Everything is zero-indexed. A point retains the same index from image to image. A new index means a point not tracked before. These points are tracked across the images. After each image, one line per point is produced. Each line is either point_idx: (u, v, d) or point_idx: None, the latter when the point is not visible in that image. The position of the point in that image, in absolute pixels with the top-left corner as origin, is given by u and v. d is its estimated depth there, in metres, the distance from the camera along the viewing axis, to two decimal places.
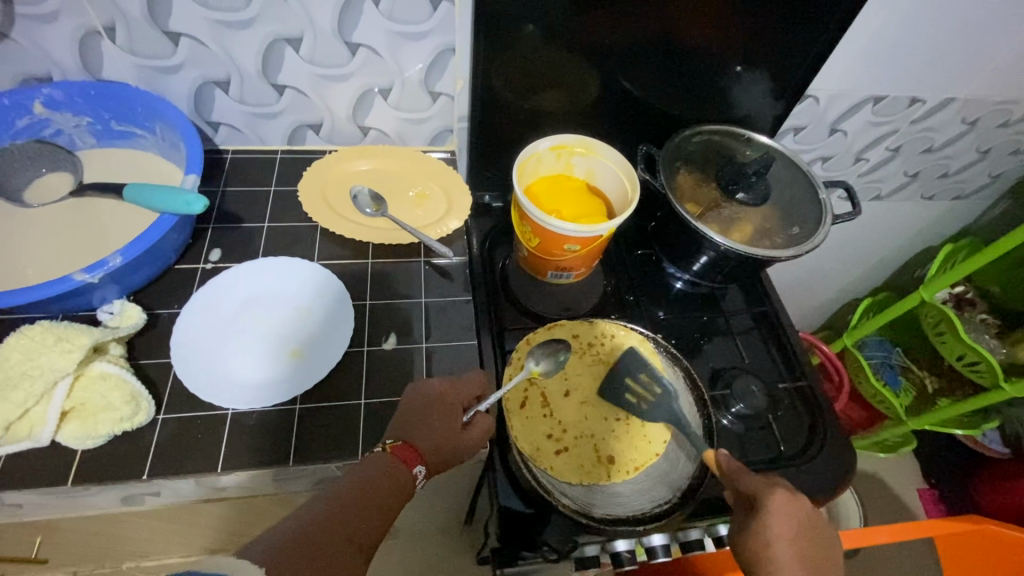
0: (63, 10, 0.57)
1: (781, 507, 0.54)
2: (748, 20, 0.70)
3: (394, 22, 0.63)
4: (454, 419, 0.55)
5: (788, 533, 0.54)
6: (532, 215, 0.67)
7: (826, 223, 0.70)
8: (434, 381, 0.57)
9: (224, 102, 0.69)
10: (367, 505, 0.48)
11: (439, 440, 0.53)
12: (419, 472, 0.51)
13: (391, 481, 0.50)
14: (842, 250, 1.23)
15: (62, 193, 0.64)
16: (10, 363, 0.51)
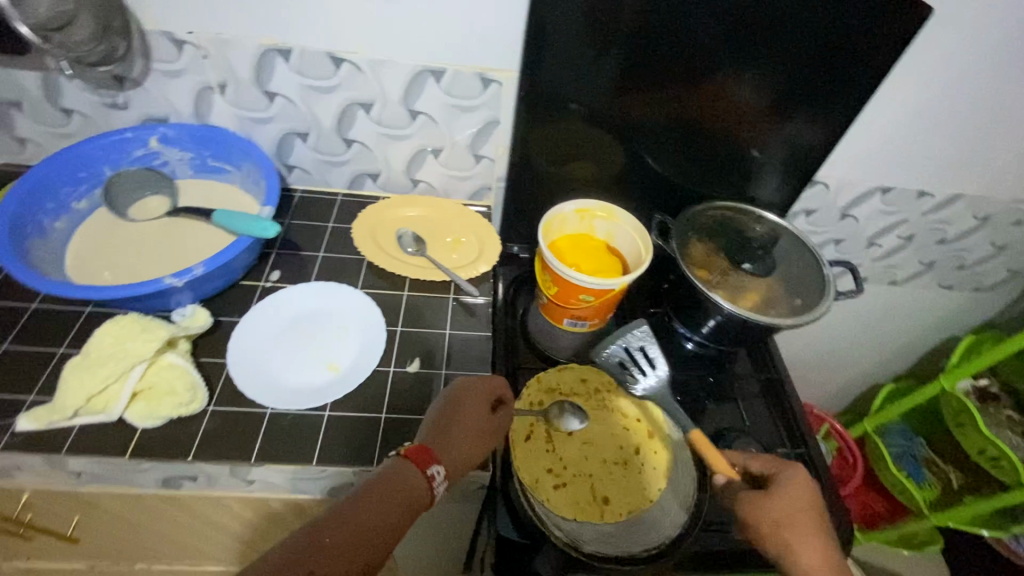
0: (188, 69, 0.71)
1: (800, 480, 0.63)
2: (758, 113, 0.79)
3: (450, 96, 0.75)
4: (470, 426, 0.60)
5: (794, 503, 0.61)
6: (553, 265, 0.76)
7: (829, 298, 0.75)
8: (454, 391, 0.63)
9: (302, 150, 0.82)
10: (360, 531, 0.51)
11: (459, 447, 0.59)
12: (434, 475, 0.56)
13: (404, 494, 0.54)
14: (860, 331, 1.25)
15: (159, 214, 0.75)
16: (102, 344, 0.61)
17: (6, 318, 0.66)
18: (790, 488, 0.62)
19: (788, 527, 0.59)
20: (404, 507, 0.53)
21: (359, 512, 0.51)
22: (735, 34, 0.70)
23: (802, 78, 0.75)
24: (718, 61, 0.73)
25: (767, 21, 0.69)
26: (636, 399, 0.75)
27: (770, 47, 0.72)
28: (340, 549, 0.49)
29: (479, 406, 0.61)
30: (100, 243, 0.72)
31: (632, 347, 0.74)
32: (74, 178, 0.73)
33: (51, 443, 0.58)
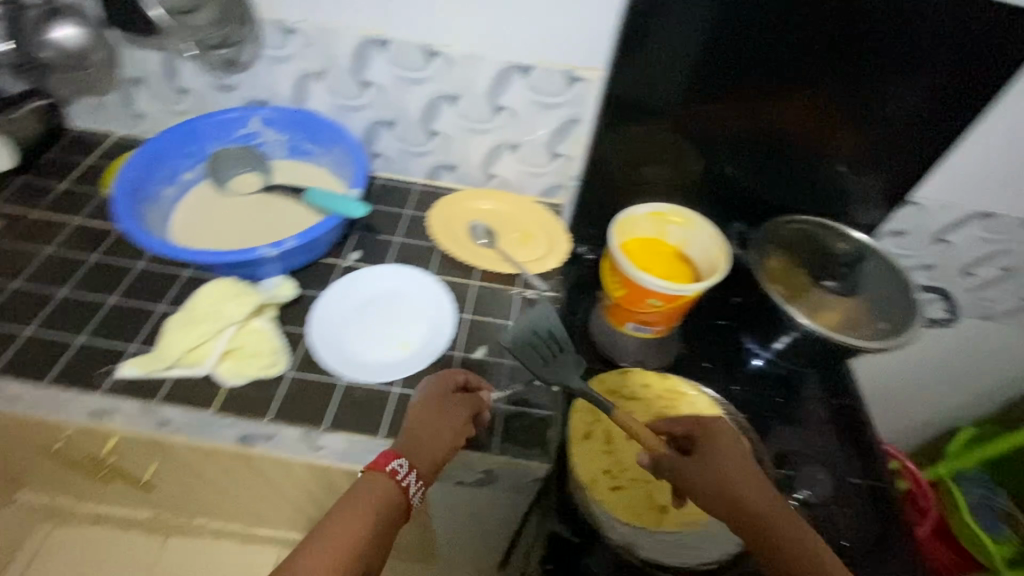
0: (294, 56, 0.76)
1: (725, 435, 0.62)
2: (852, 126, 0.76)
3: (535, 93, 0.76)
4: (433, 418, 0.60)
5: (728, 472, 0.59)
6: (623, 266, 0.75)
7: (918, 323, 0.71)
8: (420, 392, 0.62)
9: (387, 138, 0.85)
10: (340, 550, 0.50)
11: (421, 439, 0.58)
12: (398, 469, 0.55)
13: (378, 499, 0.54)
14: (942, 367, 1.16)
15: (254, 189, 0.81)
16: (205, 302, 0.67)
17: (116, 274, 0.73)
18: (718, 444, 0.61)
19: (737, 489, 0.57)
20: (383, 514, 0.53)
21: (338, 531, 0.51)
22: (837, 42, 0.68)
23: (899, 91, 0.72)
24: (815, 69, 0.71)
25: (865, 29, 0.67)
26: (700, 410, 0.73)
27: (865, 57, 0.69)
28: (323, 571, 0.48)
29: (441, 394, 0.62)
30: (201, 213, 0.78)
31: (541, 330, 0.69)
32: (184, 151, 0.79)
33: (148, 390, 0.63)
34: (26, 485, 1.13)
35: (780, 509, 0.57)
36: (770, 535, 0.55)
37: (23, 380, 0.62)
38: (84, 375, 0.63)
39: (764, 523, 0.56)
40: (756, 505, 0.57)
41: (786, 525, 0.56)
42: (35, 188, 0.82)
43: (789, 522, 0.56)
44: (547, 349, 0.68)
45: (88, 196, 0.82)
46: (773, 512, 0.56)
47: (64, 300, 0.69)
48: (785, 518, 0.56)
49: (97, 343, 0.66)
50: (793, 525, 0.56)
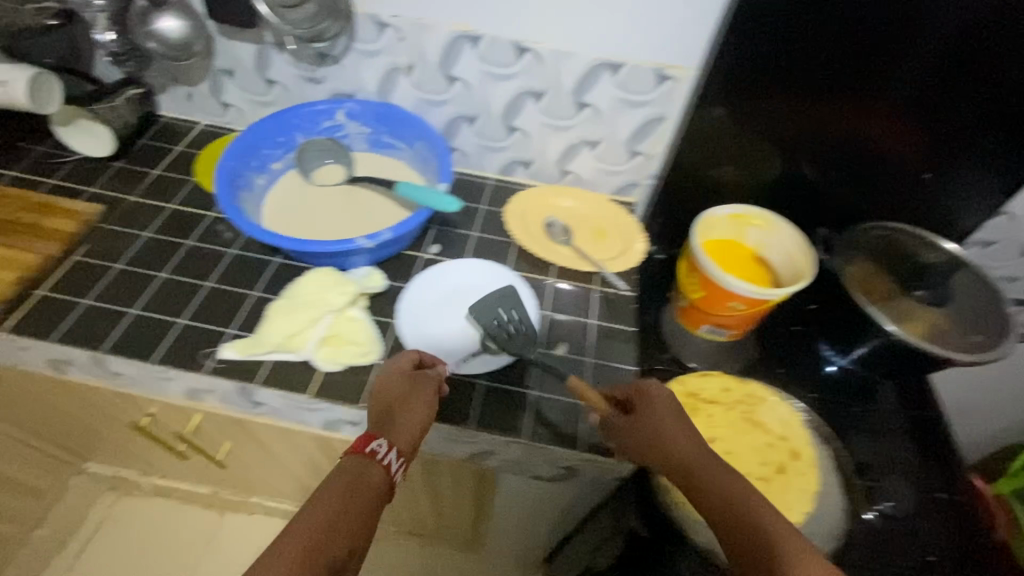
0: (385, 50, 0.77)
1: (655, 395, 0.61)
2: (942, 140, 0.74)
3: (622, 91, 0.76)
4: (401, 394, 0.60)
5: (665, 431, 0.58)
6: (707, 268, 0.75)
7: (1014, 339, 0.68)
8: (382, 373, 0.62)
9: (466, 133, 0.86)
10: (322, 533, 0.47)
11: (396, 416, 0.58)
12: (377, 449, 0.55)
13: (359, 482, 0.53)
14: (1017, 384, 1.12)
15: (339, 180, 0.83)
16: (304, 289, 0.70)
17: (210, 259, 0.75)
18: (648, 405, 0.60)
19: (666, 446, 0.57)
20: (365, 496, 0.52)
21: (319, 516, 0.49)
22: (944, 54, 0.66)
23: (992, 96, 0.68)
24: (928, 82, 0.69)
25: (955, 29, 0.64)
26: (782, 416, 0.73)
27: (954, 59, 0.67)
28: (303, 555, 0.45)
29: (402, 373, 0.61)
30: (291, 203, 0.80)
31: (508, 310, 0.69)
32: (274, 142, 0.81)
33: (248, 372, 0.65)
34: (100, 454, 1.19)
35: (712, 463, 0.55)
36: (696, 489, 0.54)
37: (131, 358, 0.65)
38: (187, 354, 0.66)
39: (691, 475, 0.55)
40: (680, 458, 0.56)
41: (715, 477, 0.54)
42: (131, 173, 0.85)
43: (721, 474, 0.54)
44: (511, 328, 0.68)
45: (179, 183, 0.85)
46: (702, 465, 0.55)
47: (164, 283, 0.72)
48: (714, 467, 0.55)
49: (198, 326, 0.68)
50: (724, 476, 0.54)
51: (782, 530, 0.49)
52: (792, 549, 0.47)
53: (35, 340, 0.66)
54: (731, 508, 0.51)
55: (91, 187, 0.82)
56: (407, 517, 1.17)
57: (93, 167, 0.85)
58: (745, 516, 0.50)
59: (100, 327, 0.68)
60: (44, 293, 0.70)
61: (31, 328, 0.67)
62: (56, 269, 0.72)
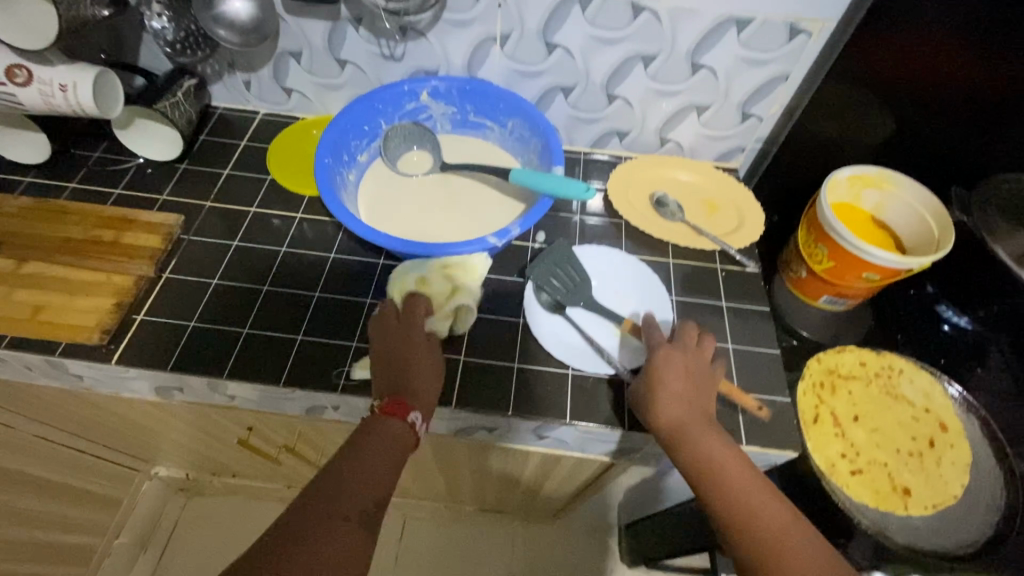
0: (478, 19, 0.69)
1: (670, 363, 0.58)
2: None
3: (745, 49, 0.70)
4: (411, 353, 0.59)
5: (671, 382, 0.57)
6: (842, 241, 0.69)
7: None
8: (383, 331, 0.61)
9: (560, 105, 0.79)
10: (362, 475, 0.49)
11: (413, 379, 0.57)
12: (415, 419, 0.54)
13: (383, 441, 0.52)
14: None
15: (429, 169, 0.77)
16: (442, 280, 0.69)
17: (312, 268, 0.71)
18: (656, 371, 0.58)
19: (662, 408, 0.55)
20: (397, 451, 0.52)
21: (352, 460, 0.50)
22: None
23: None
24: None
25: None
26: (923, 389, 0.71)
27: None
28: (342, 488, 0.48)
29: (418, 339, 0.60)
30: (383, 197, 0.74)
31: (559, 264, 0.70)
32: (359, 131, 0.74)
33: None
34: (168, 463, 1.15)
35: (704, 424, 0.55)
36: (682, 447, 0.53)
37: (257, 382, 0.62)
38: (316, 374, 0.62)
39: (680, 435, 0.54)
40: (673, 418, 0.55)
41: (702, 437, 0.53)
42: (200, 176, 0.78)
43: (710, 436, 0.53)
44: (568, 280, 0.68)
45: (256, 182, 0.79)
46: (691, 426, 0.54)
47: (271, 297, 0.68)
48: (703, 425, 0.54)
49: (320, 342, 0.65)
50: (711, 437, 0.53)
51: (754, 487, 0.50)
52: (763, 504, 0.49)
53: (147, 370, 0.62)
54: (712, 469, 0.51)
55: (163, 195, 0.76)
56: (496, 501, 1.15)
57: (157, 172, 0.78)
58: (723, 478, 0.51)
59: (216, 351, 0.64)
60: (144, 318, 0.65)
61: (140, 357, 0.62)
62: (151, 290, 0.67)
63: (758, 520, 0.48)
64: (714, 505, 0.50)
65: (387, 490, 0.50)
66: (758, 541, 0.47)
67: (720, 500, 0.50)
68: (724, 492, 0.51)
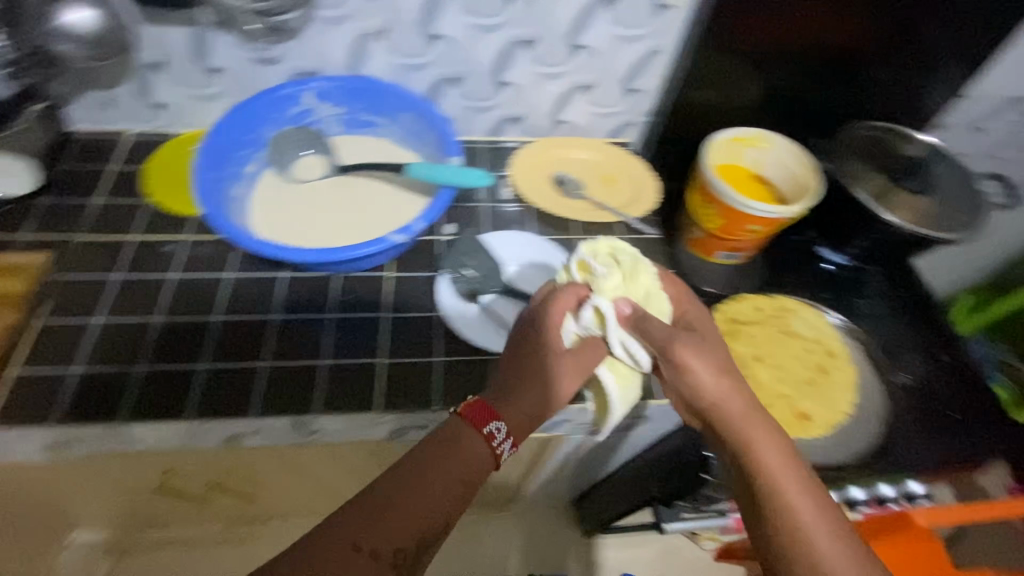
0: (353, 15, 0.68)
1: (694, 358, 0.53)
2: None
3: (618, 27, 0.73)
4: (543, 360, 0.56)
5: (711, 375, 0.52)
6: (727, 198, 0.75)
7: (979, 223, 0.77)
8: (523, 324, 0.59)
9: (452, 97, 0.79)
10: (414, 499, 0.47)
11: (523, 390, 0.55)
12: (493, 433, 0.51)
13: (461, 454, 0.50)
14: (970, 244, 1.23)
15: (324, 173, 0.74)
16: (612, 284, 0.59)
17: (209, 292, 0.67)
18: (687, 359, 0.53)
19: (716, 404, 0.52)
20: (464, 475, 0.49)
21: (425, 467, 0.49)
22: None
23: None
24: None
25: None
26: (811, 323, 0.79)
27: None
28: (404, 499, 0.47)
29: (554, 338, 0.57)
30: (278, 207, 0.71)
31: (470, 253, 0.72)
32: (241, 142, 0.71)
33: (302, 404, 0.60)
34: (86, 527, 1.04)
35: (760, 423, 0.52)
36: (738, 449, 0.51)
37: (164, 419, 0.58)
38: (228, 402, 0.59)
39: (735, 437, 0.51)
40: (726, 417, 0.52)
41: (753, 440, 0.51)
42: (67, 209, 0.71)
43: (764, 435, 0.51)
44: (480, 269, 0.70)
45: (132, 208, 0.73)
46: (747, 424, 0.51)
47: (167, 328, 0.63)
48: (751, 422, 0.51)
49: (228, 368, 0.61)
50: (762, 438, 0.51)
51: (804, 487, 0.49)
52: (812, 509, 0.48)
53: (33, 427, 0.56)
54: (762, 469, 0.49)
55: (24, 234, 0.68)
56: None
57: (13, 210, 0.70)
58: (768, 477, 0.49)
59: (113, 395, 0.59)
60: (20, 372, 0.59)
61: (22, 415, 0.57)
62: (23, 340, 0.61)
63: (804, 523, 0.47)
64: (769, 510, 0.48)
65: (435, 529, 0.47)
66: (805, 548, 0.46)
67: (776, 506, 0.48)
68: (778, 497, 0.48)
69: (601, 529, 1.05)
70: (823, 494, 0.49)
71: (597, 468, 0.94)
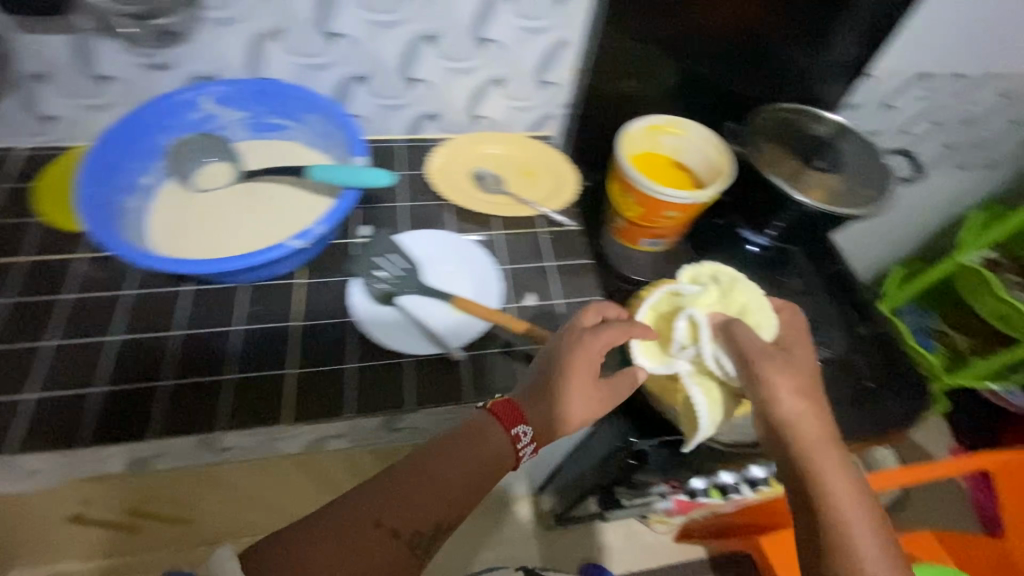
0: (244, 15, 0.65)
1: (781, 380, 0.56)
2: None
3: (522, 19, 0.72)
4: (579, 375, 0.56)
5: (791, 395, 0.55)
6: (640, 186, 0.76)
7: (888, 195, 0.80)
8: (567, 335, 0.59)
9: (362, 96, 0.77)
10: (431, 486, 0.51)
11: (556, 399, 0.56)
12: (517, 434, 0.54)
13: (481, 449, 0.53)
14: (894, 217, 1.28)
15: (228, 180, 0.71)
16: (707, 299, 0.66)
17: (108, 311, 0.64)
18: (773, 381, 0.56)
19: (792, 428, 0.55)
20: (481, 467, 0.52)
21: (444, 455, 0.52)
22: None
23: None
24: None
25: None
26: None
27: None
28: (425, 482, 0.51)
29: (592, 349, 0.57)
30: (181, 219, 0.69)
31: (384, 255, 0.69)
32: (135, 152, 0.68)
33: (208, 420, 0.58)
34: (17, 568, 0.99)
35: (829, 449, 0.54)
36: (801, 470, 0.54)
37: (59, 447, 0.55)
38: (128, 424, 0.57)
39: (804, 458, 0.54)
40: (799, 437, 0.55)
41: (822, 465, 0.53)
42: None
43: (833, 462, 0.54)
44: (393, 270, 0.68)
45: (23, 227, 0.69)
46: (815, 446, 0.54)
47: (62, 351, 0.61)
48: (821, 447, 0.54)
49: (129, 388, 0.59)
50: (832, 463, 0.54)
51: (863, 512, 0.52)
52: (866, 534, 0.51)
53: None
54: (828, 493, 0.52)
55: None
56: None
57: None
58: (831, 500, 0.52)
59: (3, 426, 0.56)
60: None
61: None
62: None
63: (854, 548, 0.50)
64: (826, 530, 0.52)
65: (448, 518, 0.50)
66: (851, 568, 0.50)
67: (831, 528, 0.52)
68: (837, 519, 0.52)
69: (552, 523, 1.05)
70: (877, 522, 0.52)
71: (540, 461, 0.94)
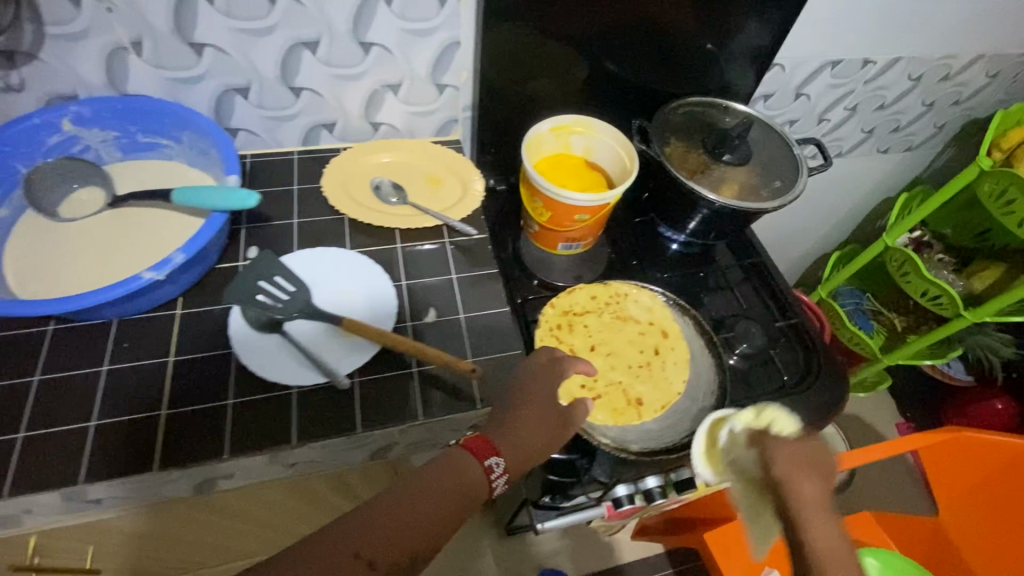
0: (92, 28, 0.60)
1: (787, 447, 0.52)
2: None
3: (405, 21, 0.68)
4: (531, 412, 0.56)
5: (791, 461, 0.52)
6: (544, 190, 0.73)
7: (802, 176, 0.79)
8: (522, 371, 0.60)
9: (243, 108, 0.73)
10: (409, 515, 0.47)
11: (516, 434, 0.55)
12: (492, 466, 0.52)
13: (459, 478, 0.50)
14: (823, 202, 1.29)
15: (96, 206, 0.66)
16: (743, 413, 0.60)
17: None
18: (777, 447, 0.53)
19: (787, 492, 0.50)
20: (458, 494, 0.49)
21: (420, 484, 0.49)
22: None
23: None
24: None
25: None
26: (645, 304, 0.78)
27: None
28: (401, 512, 0.47)
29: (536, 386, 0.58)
30: (41, 252, 0.63)
31: (267, 277, 0.64)
32: None
33: (66, 475, 0.53)
34: None
35: (824, 520, 0.49)
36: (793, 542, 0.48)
37: None
38: None
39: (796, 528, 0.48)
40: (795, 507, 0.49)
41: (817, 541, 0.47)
42: None
43: (827, 540, 0.47)
44: (276, 295, 0.62)
45: None
46: (813, 515, 0.49)
47: None
48: (819, 522, 0.48)
49: None
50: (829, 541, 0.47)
51: None
52: None
53: None
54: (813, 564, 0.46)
55: None
56: None
57: None
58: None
59: None
60: None
61: None
62: None
63: None
64: None
65: (427, 548, 0.47)
66: None
67: None
68: None
69: None
70: None
71: None
